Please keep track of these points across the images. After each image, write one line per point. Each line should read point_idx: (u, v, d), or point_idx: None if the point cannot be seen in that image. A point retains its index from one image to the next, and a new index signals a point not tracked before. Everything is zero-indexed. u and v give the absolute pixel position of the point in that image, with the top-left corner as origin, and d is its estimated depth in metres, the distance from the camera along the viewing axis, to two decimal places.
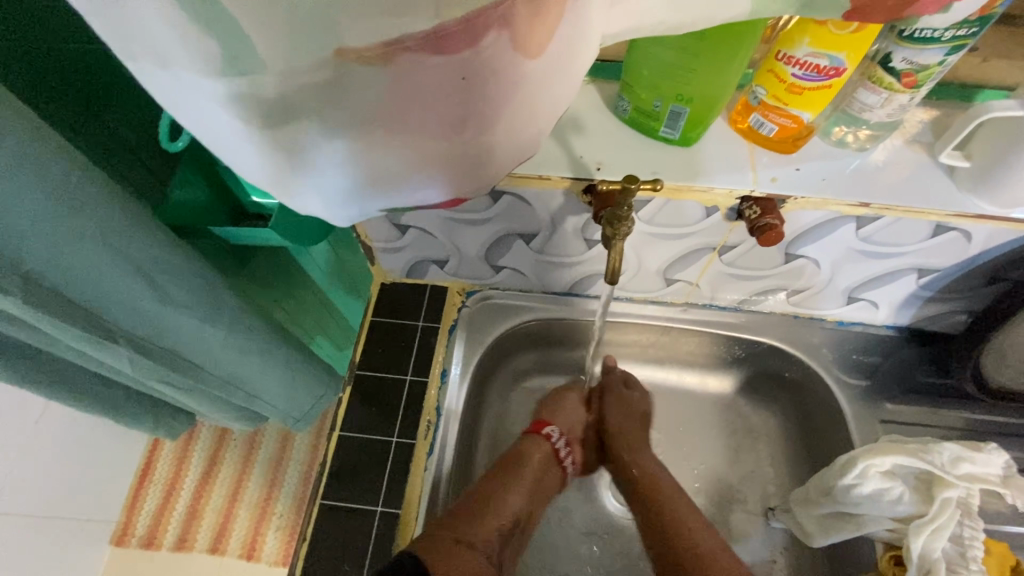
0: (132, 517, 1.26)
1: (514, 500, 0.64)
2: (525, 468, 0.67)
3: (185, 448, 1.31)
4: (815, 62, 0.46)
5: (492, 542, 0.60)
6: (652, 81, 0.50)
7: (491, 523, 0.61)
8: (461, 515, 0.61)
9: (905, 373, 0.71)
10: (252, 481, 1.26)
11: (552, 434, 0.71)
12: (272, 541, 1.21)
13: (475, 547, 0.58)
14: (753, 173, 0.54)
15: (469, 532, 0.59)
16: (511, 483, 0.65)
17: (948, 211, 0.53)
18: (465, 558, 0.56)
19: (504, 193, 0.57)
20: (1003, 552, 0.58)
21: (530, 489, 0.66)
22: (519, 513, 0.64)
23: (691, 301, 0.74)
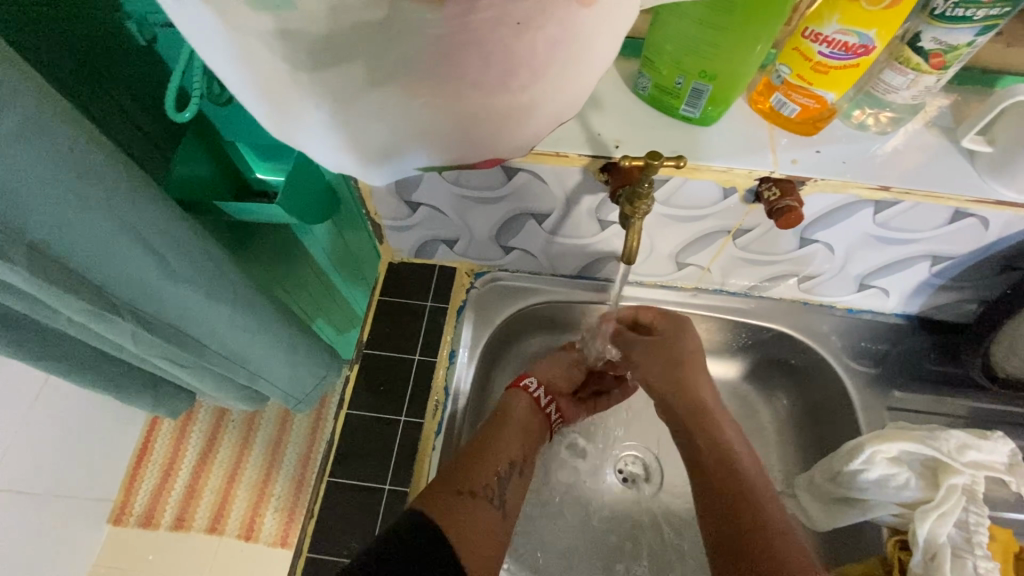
0: (130, 496, 1.27)
1: (504, 444, 0.63)
2: (511, 417, 0.67)
3: (184, 427, 1.33)
4: (843, 39, 0.45)
5: (493, 486, 0.59)
6: (675, 57, 0.49)
7: (489, 468, 0.60)
8: (459, 466, 0.59)
9: (913, 362, 0.71)
10: (250, 463, 1.28)
11: (530, 386, 0.70)
12: (270, 522, 1.23)
13: (477, 494, 0.57)
14: (773, 155, 0.53)
15: (472, 480, 0.58)
16: (501, 430, 0.65)
17: (968, 197, 0.52)
18: (469, 511, 0.56)
19: (519, 171, 0.56)
20: (1007, 537, 0.59)
21: (523, 436, 0.66)
22: (514, 457, 0.63)
23: (702, 286, 0.73)
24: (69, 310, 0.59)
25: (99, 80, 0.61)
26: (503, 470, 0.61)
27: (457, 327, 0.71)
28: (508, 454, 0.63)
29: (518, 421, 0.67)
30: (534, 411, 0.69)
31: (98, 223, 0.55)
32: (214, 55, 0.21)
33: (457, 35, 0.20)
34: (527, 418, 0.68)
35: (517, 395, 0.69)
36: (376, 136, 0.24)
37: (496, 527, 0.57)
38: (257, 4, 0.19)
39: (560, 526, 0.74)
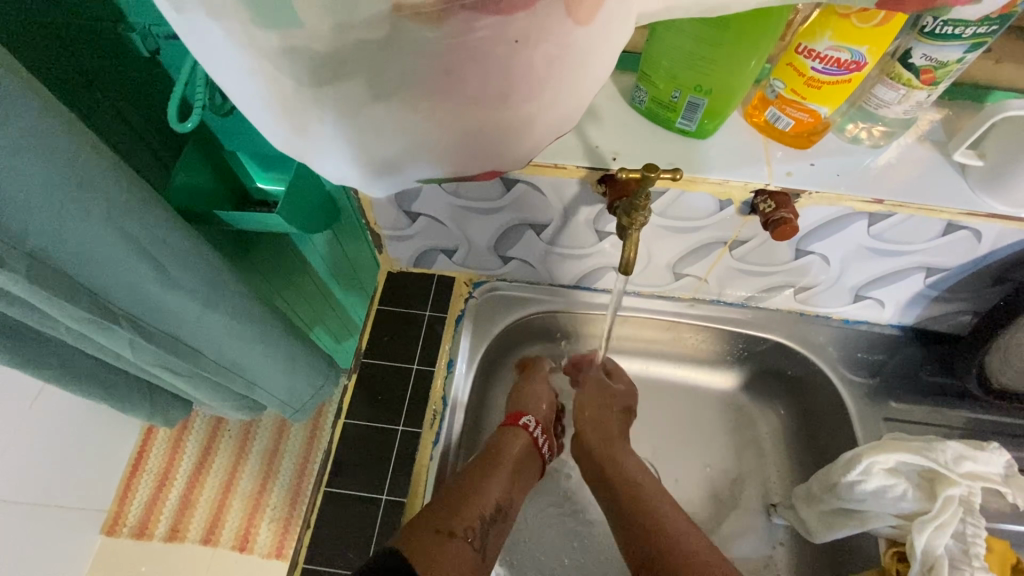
0: (124, 506, 1.28)
1: (495, 488, 0.61)
2: (505, 460, 0.64)
3: (179, 438, 1.34)
4: (836, 56, 0.46)
5: (476, 529, 0.56)
6: (671, 71, 0.50)
7: (473, 511, 0.57)
8: (442, 505, 0.57)
9: (909, 372, 0.71)
10: (246, 474, 1.29)
11: (529, 426, 0.68)
12: (265, 534, 1.24)
13: (456, 536, 0.54)
14: (768, 167, 0.54)
15: (453, 521, 0.55)
16: (494, 473, 0.62)
17: (959, 209, 0.53)
18: (450, 551, 0.52)
19: (517, 182, 0.57)
20: (1005, 550, 0.59)
21: (511, 478, 0.63)
22: (498, 502, 0.60)
23: (699, 296, 0.74)
24: (67, 318, 0.59)
25: (102, 90, 0.62)
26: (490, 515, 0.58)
27: (455, 337, 0.71)
28: (492, 499, 0.60)
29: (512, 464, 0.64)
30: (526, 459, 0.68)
31: (97, 231, 0.55)
32: (219, 69, 0.22)
33: (456, 52, 0.21)
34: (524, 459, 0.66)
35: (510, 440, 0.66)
36: (382, 149, 0.25)
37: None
38: (262, 21, 0.19)
39: (555, 538, 0.73)
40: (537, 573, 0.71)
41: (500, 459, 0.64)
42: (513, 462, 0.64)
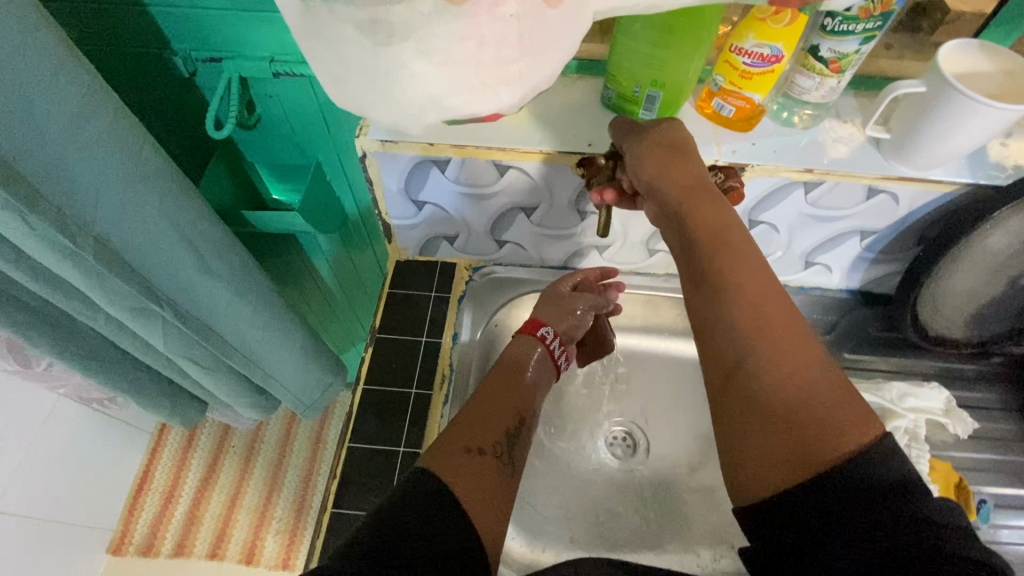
0: (130, 525, 1.35)
1: (513, 400, 0.65)
2: (526, 370, 0.70)
3: (184, 455, 1.44)
4: (760, 51, 0.57)
5: (502, 444, 0.60)
6: (632, 70, 0.61)
7: (498, 427, 0.61)
8: (468, 423, 0.60)
9: (859, 329, 0.81)
10: (251, 487, 1.39)
11: (547, 336, 0.73)
12: (271, 545, 1.34)
13: (485, 453, 0.58)
14: (717, 147, 0.65)
15: (478, 440, 0.59)
16: (515, 383, 0.67)
17: (876, 174, 0.64)
18: (476, 466, 0.56)
19: (509, 168, 0.67)
20: (948, 470, 0.68)
21: (527, 390, 0.68)
22: (521, 413, 0.65)
23: (672, 272, 0.85)
24: (118, 299, 0.67)
25: None
26: (512, 432, 0.62)
27: (458, 313, 0.81)
28: (509, 415, 0.63)
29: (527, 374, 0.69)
30: (548, 359, 0.72)
31: (147, 218, 0.64)
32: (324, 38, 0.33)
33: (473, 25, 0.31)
34: (541, 367, 0.72)
35: (531, 342, 0.72)
36: (418, 100, 0.34)
37: (505, 487, 0.57)
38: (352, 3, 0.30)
39: (554, 495, 0.80)
40: (539, 525, 0.77)
41: (520, 369, 0.69)
42: (534, 368, 0.70)
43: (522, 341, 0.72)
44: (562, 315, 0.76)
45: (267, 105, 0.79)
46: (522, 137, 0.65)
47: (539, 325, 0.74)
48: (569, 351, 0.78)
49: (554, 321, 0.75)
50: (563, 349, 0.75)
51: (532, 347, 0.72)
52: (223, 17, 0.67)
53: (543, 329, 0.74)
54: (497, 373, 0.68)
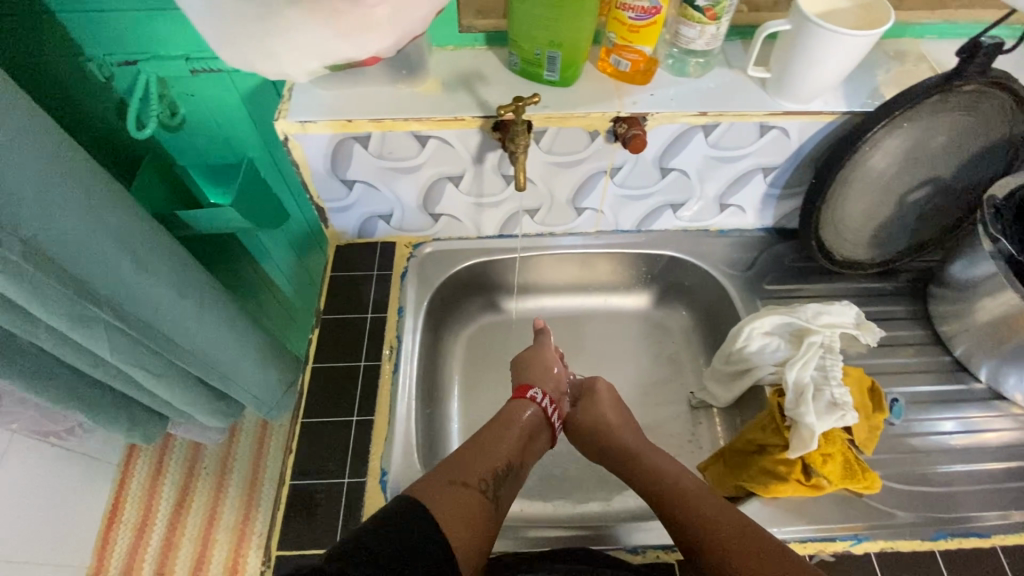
0: (104, 559, 1.31)
1: (505, 446, 0.69)
2: (516, 422, 0.73)
3: (154, 483, 1.40)
4: (641, 4, 0.63)
5: (489, 483, 0.63)
6: (530, 32, 0.66)
7: (486, 467, 0.65)
8: (459, 463, 0.64)
9: (776, 261, 0.87)
10: (228, 504, 1.38)
11: (536, 396, 0.77)
12: (255, 560, 1.32)
13: (470, 485, 0.61)
14: (619, 101, 0.70)
15: (467, 475, 0.62)
16: (503, 431, 0.71)
17: (764, 111, 0.70)
18: (459, 495, 0.59)
19: (429, 138, 0.70)
20: (861, 375, 0.74)
21: (521, 440, 0.71)
22: (511, 458, 0.68)
23: (601, 229, 0.89)
24: (54, 305, 0.67)
25: None
26: (500, 475, 0.65)
27: (402, 287, 0.83)
28: (501, 458, 0.67)
29: (523, 429, 0.73)
30: (540, 418, 0.76)
31: (75, 217, 0.65)
32: None
33: None
34: (535, 425, 0.75)
35: (522, 402, 0.76)
36: None
37: (487, 523, 0.59)
38: None
39: None
40: None
41: (510, 422, 0.73)
42: (526, 424, 0.73)
43: (515, 403, 0.76)
44: (545, 376, 0.81)
45: (189, 104, 0.81)
46: (437, 107, 0.69)
47: (527, 387, 0.78)
48: (563, 410, 0.81)
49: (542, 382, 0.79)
50: (555, 407, 0.79)
51: (526, 407, 0.76)
52: (132, 18, 0.69)
53: (533, 390, 0.77)
54: (490, 424, 0.72)
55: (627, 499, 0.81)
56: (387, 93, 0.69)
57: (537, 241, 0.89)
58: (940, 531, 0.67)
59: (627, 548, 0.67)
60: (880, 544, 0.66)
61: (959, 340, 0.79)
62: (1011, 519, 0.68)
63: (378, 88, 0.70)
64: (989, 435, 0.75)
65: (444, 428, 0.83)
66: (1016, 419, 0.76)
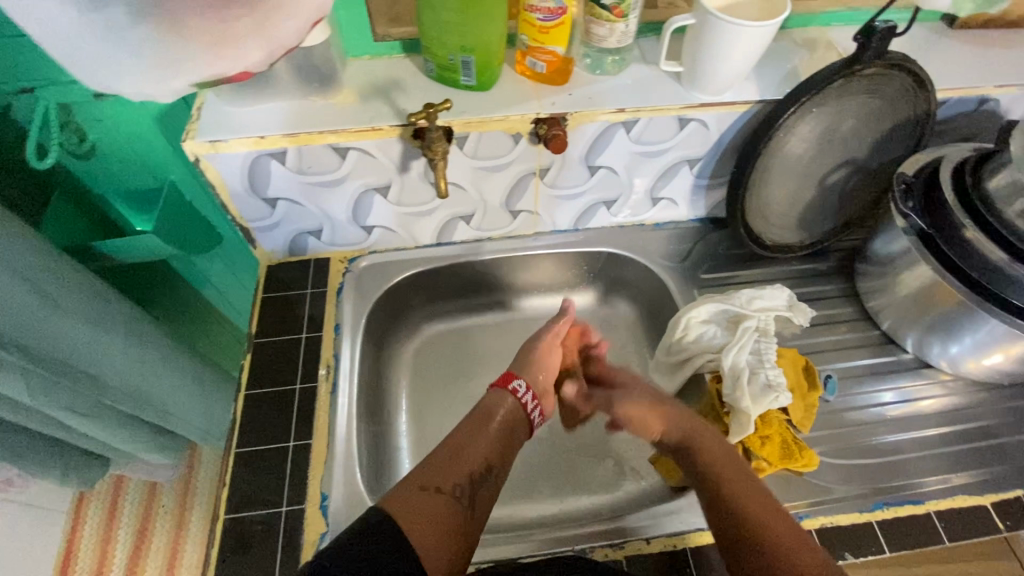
0: None
1: (483, 443, 0.62)
2: (494, 417, 0.66)
3: (108, 530, 1.31)
4: (547, 5, 0.63)
5: (463, 487, 0.57)
6: (442, 38, 0.66)
7: (461, 469, 0.59)
8: (434, 464, 0.59)
9: (711, 251, 0.89)
10: (189, 543, 1.31)
11: (518, 388, 0.69)
12: None
13: (442, 491, 0.56)
14: (538, 102, 0.70)
15: (440, 478, 0.57)
16: (480, 429, 0.64)
17: (680, 104, 0.71)
18: (430, 503, 0.54)
19: (349, 150, 0.69)
20: (795, 355, 0.76)
21: (497, 437, 0.64)
22: (489, 457, 0.61)
23: (539, 230, 0.89)
24: None
25: None
26: (477, 478, 0.59)
27: (339, 303, 0.81)
28: (478, 460, 0.60)
29: (501, 425, 0.65)
30: (520, 412, 0.68)
31: None
32: None
33: None
34: (513, 420, 0.67)
35: (503, 396, 0.68)
36: None
37: (460, 534, 0.54)
38: None
39: None
40: None
41: (487, 417, 0.66)
42: (505, 418, 0.66)
43: (494, 394, 0.69)
44: (528, 368, 0.74)
45: (98, 130, 0.77)
46: (352, 118, 0.68)
47: (510, 379, 0.71)
48: (545, 406, 0.73)
49: (526, 376, 0.72)
50: (539, 404, 0.71)
51: (504, 399, 0.69)
52: (21, 45, 0.66)
53: (515, 381, 0.70)
54: (467, 419, 0.65)
55: (583, 498, 0.81)
56: (300, 107, 0.68)
57: (476, 247, 0.88)
58: (877, 501, 0.69)
59: (572, 550, 0.65)
60: (821, 521, 0.67)
61: (886, 314, 0.81)
62: (952, 482, 0.71)
63: (291, 103, 0.68)
64: (925, 402, 0.78)
65: (393, 443, 0.81)
66: (945, 385, 0.79)
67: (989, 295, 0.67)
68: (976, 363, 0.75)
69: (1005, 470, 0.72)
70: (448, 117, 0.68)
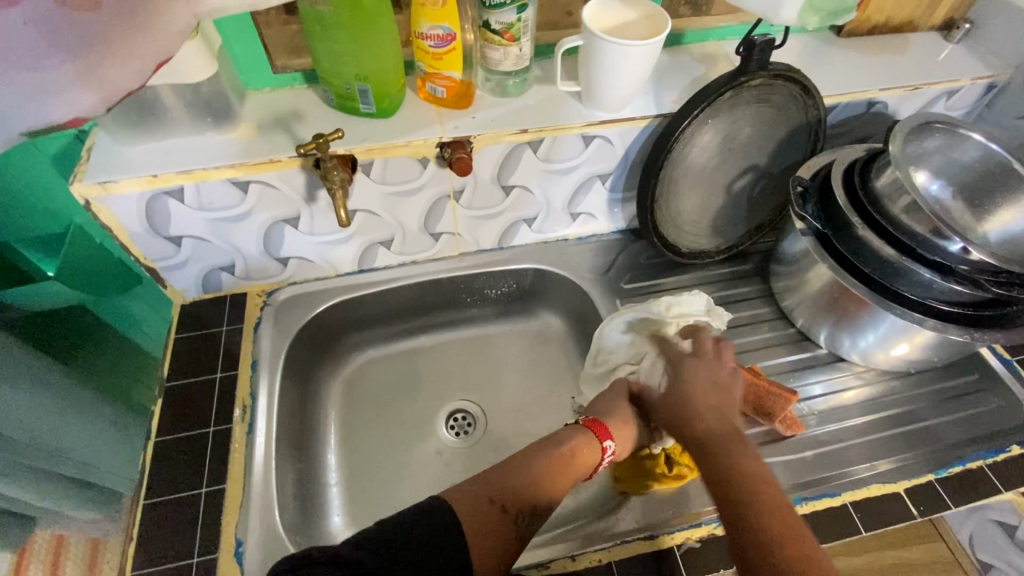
0: None
1: (545, 468, 0.58)
2: (565, 447, 0.62)
3: None
4: (436, 33, 0.64)
5: (526, 514, 0.53)
6: (335, 69, 0.66)
7: (528, 493, 0.55)
8: (506, 479, 0.55)
9: (633, 261, 0.91)
10: None
11: (608, 446, 0.65)
12: None
13: (507, 512, 0.52)
14: (441, 126, 0.71)
15: (508, 496, 0.53)
16: (548, 455, 0.59)
17: (581, 122, 0.73)
18: (493, 521, 0.50)
19: (249, 184, 0.68)
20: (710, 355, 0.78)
21: (561, 466, 0.59)
22: (550, 487, 0.57)
23: (464, 250, 0.89)
24: None
25: None
26: (540, 503, 0.55)
27: (257, 339, 0.79)
28: (543, 481, 0.57)
29: (567, 458, 0.61)
30: (591, 456, 0.63)
31: None
32: None
33: None
34: (585, 459, 0.63)
35: (591, 436, 0.65)
36: None
37: (515, 556, 0.50)
38: None
39: (397, 488, 0.81)
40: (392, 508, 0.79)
41: (558, 444, 0.62)
42: (577, 454, 0.62)
43: (581, 429, 0.65)
44: (621, 421, 0.69)
45: None
46: (249, 151, 0.67)
47: (604, 430, 0.66)
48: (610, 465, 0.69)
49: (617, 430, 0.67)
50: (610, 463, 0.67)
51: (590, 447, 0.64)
52: None
53: (607, 436, 0.65)
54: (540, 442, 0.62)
55: None
56: (195, 142, 0.67)
57: (400, 271, 0.87)
58: (796, 497, 0.70)
59: None
60: None
61: (799, 312, 0.84)
62: (877, 469, 0.73)
63: (185, 140, 0.67)
64: (848, 393, 0.81)
65: (322, 479, 0.79)
66: (861, 376, 0.82)
67: (881, 289, 0.71)
68: (885, 355, 0.78)
69: (917, 456, 0.74)
70: (348, 145, 0.68)
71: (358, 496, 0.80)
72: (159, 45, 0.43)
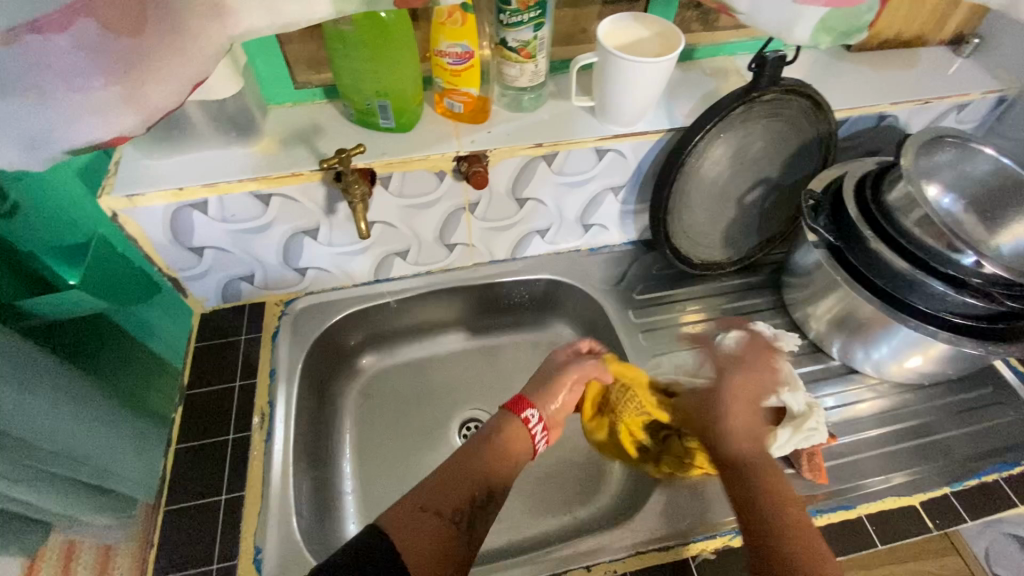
0: None
1: (479, 464, 0.59)
2: (496, 438, 0.62)
3: None
4: (455, 50, 0.66)
5: (464, 511, 0.54)
6: (356, 86, 0.67)
7: (461, 493, 0.55)
8: (438, 484, 0.56)
9: (645, 272, 0.92)
10: None
11: (530, 418, 0.66)
12: None
13: (440, 515, 0.52)
14: (458, 141, 0.72)
15: (440, 501, 0.54)
16: (480, 450, 0.60)
17: (594, 137, 0.74)
18: (428, 525, 0.51)
19: (271, 197, 0.70)
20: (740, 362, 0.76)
21: (494, 458, 0.60)
22: (486, 482, 0.57)
23: (478, 261, 0.90)
24: None
25: None
26: (479, 498, 0.56)
27: (274, 348, 0.80)
28: (481, 474, 0.58)
29: (501, 449, 0.61)
30: (524, 439, 0.64)
31: None
32: None
33: None
34: (516, 442, 0.63)
35: (514, 420, 0.65)
36: None
37: (461, 558, 0.51)
38: None
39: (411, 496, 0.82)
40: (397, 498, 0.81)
41: (488, 437, 0.63)
42: (507, 443, 0.62)
43: (503, 416, 0.65)
44: (547, 397, 0.70)
45: None
46: (272, 165, 0.68)
47: (524, 405, 0.67)
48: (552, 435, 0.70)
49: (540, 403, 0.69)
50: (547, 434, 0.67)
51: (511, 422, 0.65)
52: None
53: (528, 410, 0.66)
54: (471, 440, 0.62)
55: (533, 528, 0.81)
56: (220, 156, 0.69)
57: (415, 281, 0.88)
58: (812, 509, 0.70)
59: None
60: None
61: (811, 324, 0.84)
62: (891, 482, 0.73)
63: (211, 153, 0.69)
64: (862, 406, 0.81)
65: (337, 487, 0.80)
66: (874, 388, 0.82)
67: (893, 302, 0.71)
68: (899, 367, 0.78)
69: (932, 469, 0.74)
70: (370, 158, 0.69)
71: (372, 504, 0.80)
72: (191, 67, 0.44)
